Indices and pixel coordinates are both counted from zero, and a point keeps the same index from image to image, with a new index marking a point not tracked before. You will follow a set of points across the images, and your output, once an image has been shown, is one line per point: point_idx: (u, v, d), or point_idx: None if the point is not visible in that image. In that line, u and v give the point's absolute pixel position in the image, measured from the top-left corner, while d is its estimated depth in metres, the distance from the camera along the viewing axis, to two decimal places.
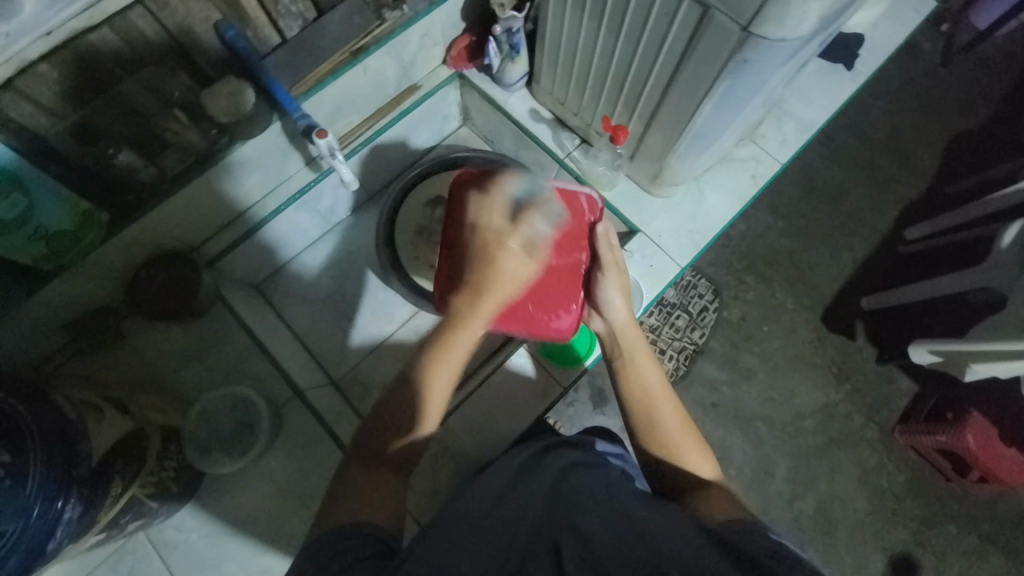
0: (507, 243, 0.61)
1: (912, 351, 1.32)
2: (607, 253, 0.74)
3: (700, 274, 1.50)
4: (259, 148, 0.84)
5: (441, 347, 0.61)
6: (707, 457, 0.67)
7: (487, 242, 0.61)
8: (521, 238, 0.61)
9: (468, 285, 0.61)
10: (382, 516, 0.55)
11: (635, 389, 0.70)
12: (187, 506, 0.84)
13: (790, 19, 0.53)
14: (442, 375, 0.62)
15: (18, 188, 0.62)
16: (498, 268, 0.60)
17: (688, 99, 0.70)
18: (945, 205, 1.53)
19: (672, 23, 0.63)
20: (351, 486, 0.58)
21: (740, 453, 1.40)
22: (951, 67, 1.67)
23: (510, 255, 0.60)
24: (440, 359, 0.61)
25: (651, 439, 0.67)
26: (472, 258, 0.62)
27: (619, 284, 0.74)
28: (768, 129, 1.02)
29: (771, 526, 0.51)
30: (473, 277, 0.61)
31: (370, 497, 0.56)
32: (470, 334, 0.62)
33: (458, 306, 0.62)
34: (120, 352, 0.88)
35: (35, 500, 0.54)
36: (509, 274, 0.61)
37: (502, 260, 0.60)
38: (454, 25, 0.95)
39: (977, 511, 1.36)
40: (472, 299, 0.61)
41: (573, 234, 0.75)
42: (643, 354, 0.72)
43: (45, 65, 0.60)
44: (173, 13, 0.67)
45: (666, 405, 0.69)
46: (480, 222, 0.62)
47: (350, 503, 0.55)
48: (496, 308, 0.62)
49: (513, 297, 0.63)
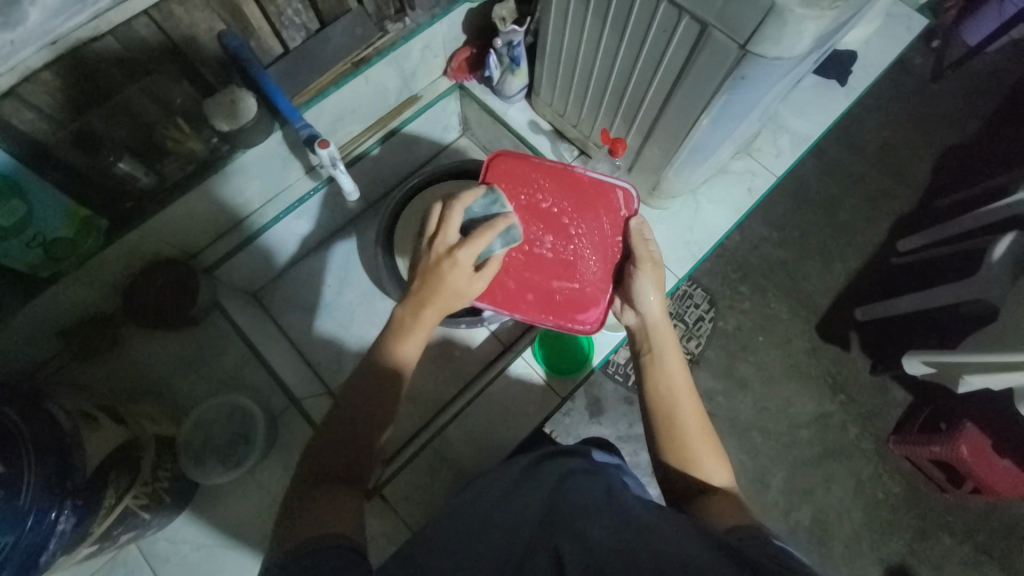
0: (458, 259, 0.68)
1: (906, 363, 1.33)
2: (643, 248, 0.78)
3: (696, 284, 1.52)
4: (261, 155, 0.84)
5: (384, 362, 0.67)
6: (723, 466, 0.66)
7: (439, 256, 0.68)
8: (471, 255, 0.68)
9: (415, 295, 0.69)
10: (345, 525, 0.53)
11: (659, 386, 0.70)
12: (181, 517, 0.83)
13: (787, 39, 0.53)
14: (381, 392, 0.66)
15: (17, 193, 0.61)
16: (445, 282, 0.68)
17: (686, 112, 0.70)
18: (937, 217, 1.55)
19: (671, 39, 0.64)
20: (308, 509, 0.55)
21: (736, 464, 1.40)
22: (942, 82, 1.70)
23: (457, 270, 0.68)
24: (382, 371, 0.67)
25: (667, 442, 0.67)
26: (423, 271, 0.69)
27: (653, 280, 0.75)
28: (764, 142, 1.04)
29: (776, 534, 0.51)
30: (421, 288, 0.68)
31: (328, 517, 0.53)
32: (413, 346, 0.68)
33: (405, 316, 0.69)
34: (115, 360, 0.87)
35: (29, 509, 0.53)
36: (453, 289, 0.68)
37: (449, 273, 0.68)
38: (455, 37, 0.96)
39: (971, 522, 1.37)
40: (417, 308, 0.68)
41: (609, 230, 0.81)
42: (673, 352, 0.72)
43: (49, 72, 0.60)
44: (177, 23, 0.67)
45: (688, 408, 0.68)
46: (436, 235, 0.70)
47: (310, 522, 0.53)
48: (438, 319, 0.69)
49: (458, 307, 0.71)
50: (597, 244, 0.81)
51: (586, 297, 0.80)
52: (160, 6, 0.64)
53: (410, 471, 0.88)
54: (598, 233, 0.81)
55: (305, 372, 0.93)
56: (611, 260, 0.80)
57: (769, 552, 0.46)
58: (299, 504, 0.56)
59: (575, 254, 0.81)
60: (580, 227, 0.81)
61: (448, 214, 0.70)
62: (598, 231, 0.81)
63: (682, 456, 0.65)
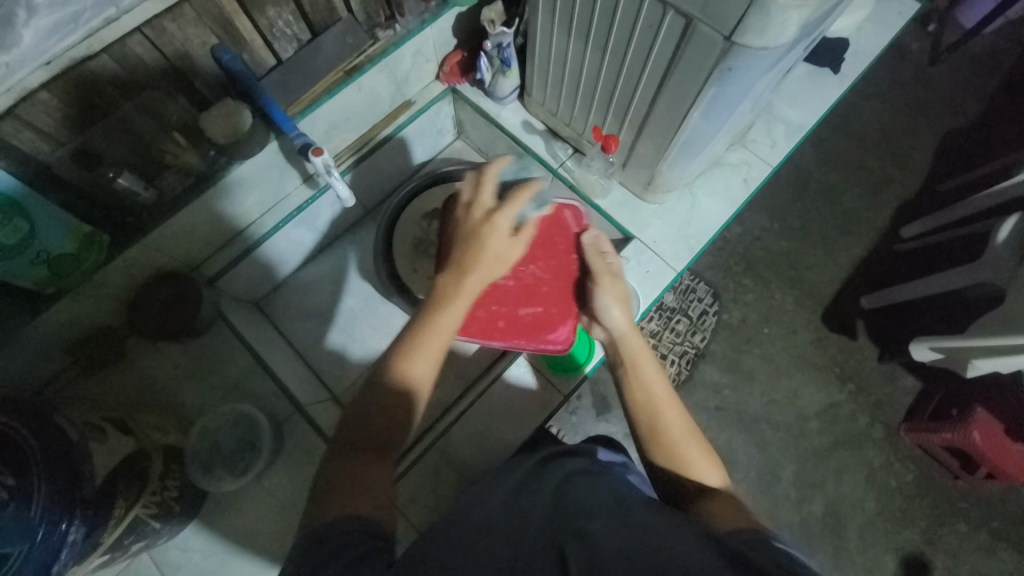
0: (497, 223, 0.72)
1: (913, 349, 1.33)
2: (599, 262, 0.80)
3: (699, 277, 1.51)
4: (257, 167, 0.85)
5: (429, 326, 0.66)
6: (716, 467, 0.65)
7: (479, 220, 0.72)
8: (508, 217, 0.72)
9: (456, 262, 0.70)
10: (372, 508, 0.52)
11: (638, 396, 0.70)
12: (190, 526, 0.84)
13: (771, 30, 0.54)
14: (427, 353, 0.64)
15: (20, 214, 0.63)
16: (486, 245, 0.71)
17: (676, 105, 0.71)
18: (939, 202, 1.54)
19: (658, 34, 0.64)
20: (335, 485, 0.54)
21: (745, 456, 1.39)
22: (940, 66, 1.69)
23: (497, 231, 0.71)
24: (427, 336, 0.65)
25: (657, 451, 0.66)
26: (463, 238, 0.72)
27: (613, 292, 0.77)
28: (758, 133, 1.03)
29: (779, 535, 0.51)
30: (462, 252, 0.70)
31: (359, 491, 0.53)
32: (457, 311, 0.67)
33: (447, 283, 0.69)
34: (123, 373, 0.88)
35: (40, 520, 0.55)
36: (493, 251, 0.71)
37: (489, 236, 0.71)
38: (446, 41, 0.97)
39: (987, 507, 1.35)
40: (460, 271, 0.69)
41: (564, 249, 0.85)
42: (647, 362, 0.73)
43: (46, 92, 0.61)
44: (170, 39, 0.68)
45: (671, 414, 0.68)
46: (476, 203, 0.74)
47: (338, 499, 0.52)
48: (480, 282, 0.70)
49: (498, 274, 0.72)
50: (554, 266, 0.84)
51: (552, 318, 0.83)
52: (153, 23, 0.65)
53: (417, 473, 0.88)
54: (555, 255, 0.84)
55: (309, 379, 0.94)
56: (569, 279, 0.84)
57: (770, 556, 0.46)
58: (333, 466, 0.56)
59: (535, 280, 0.84)
60: (538, 252, 0.85)
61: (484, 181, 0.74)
62: (554, 252, 0.84)
63: (675, 460, 0.65)
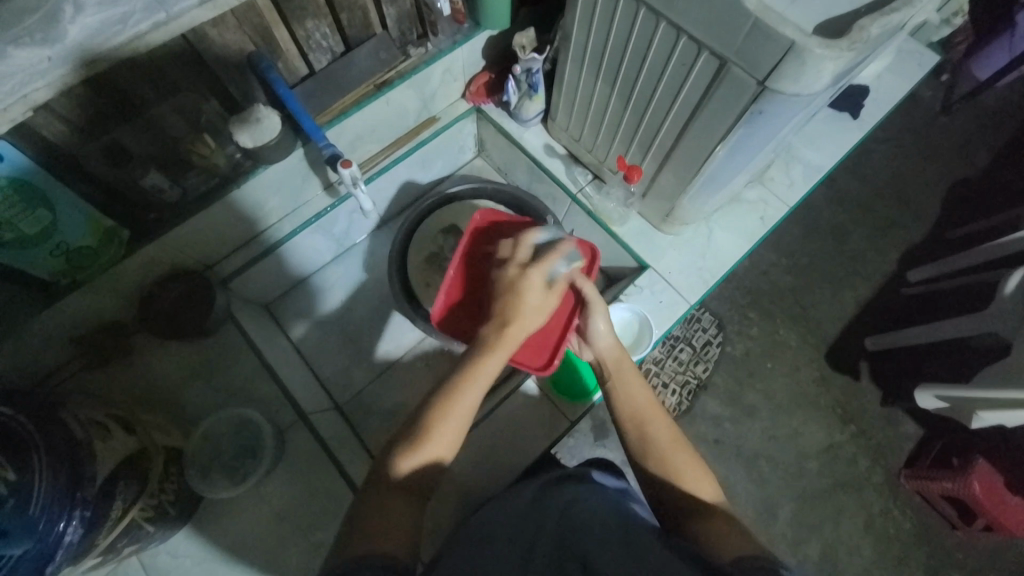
0: (532, 279, 0.69)
1: (918, 396, 1.31)
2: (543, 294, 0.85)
3: (705, 308, 1.52)
4: (280, 172, 0.86)
5: (471, 371, 0.65)
6: (708, 479, 0.65)
7: (513, 275, 0.70)
8: (540, 271, 0.70)
9: (497, 313, 0.69)
10: (401, 547, 0.53)
11: (625, 407, 0.70)
12: (184, 529, 0.81)
13: (806, 77, 0.54)
14: (465, 398, 0.63)
15: (45, 205, 0.64)
16: (524, 300, 0.68)
17: (703, 141, 0.71)
18: (947, 249, 1.55)
19: (690, 72, 0.65)
20: (368, 518, 0.56)
21: (742, 492, 1.37)
22: (951, 115, 1.72)
23: (533, 286, 0.69)
24: (471, 378, 0.64)
25: (646, 460, 0.66)
26: (501, 290, 0.71)
27: (606, 318, 0.77)
28: (776, 173, 1.04)
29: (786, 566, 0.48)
30: (503, 305, 0.69)
31: (390, 533, 0.54)
32: (499, 357, 0.66)
33: (489, 331, 0.68)
34: (128, 368, 0.88)
35: (40, 518, 0.55)
36: (532, 302, 0.68)
37: (525, 293, 0.68)
38: (475, 62, 0.99)
39: (985, 561, 1.33)
40: (499, 324, 0.68)
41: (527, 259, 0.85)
42: (631, 374, 0.74)
43: (82, 86, 0.62)
44: (209, 44, 0.69)
45: (658, 421, 0.69)
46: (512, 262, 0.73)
47: (371, 533, 0.53)
48: (520, 334, 0.68)
49: (536, 324, 0.70)
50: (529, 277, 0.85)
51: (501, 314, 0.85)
52: (195, 29, 0.66)
53: None
54: None
55: (314, 387, 0.93)
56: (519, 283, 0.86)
57: None
58: (358, 513, 0.57)
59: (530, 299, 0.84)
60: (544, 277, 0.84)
61: (519, 243, 0.74)
62: None
63: (667, 468, 0.65)
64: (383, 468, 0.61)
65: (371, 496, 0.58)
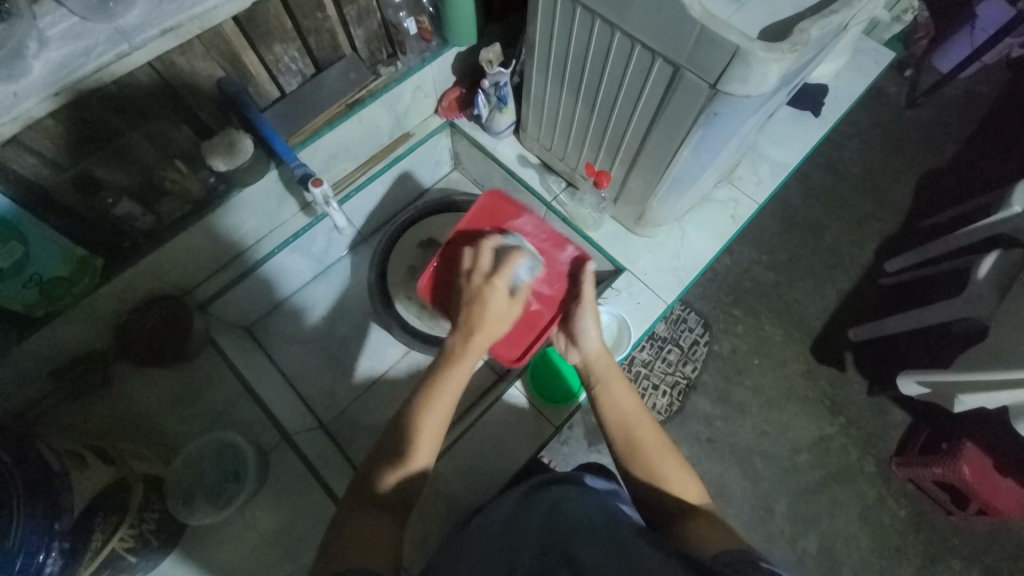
0: (496, 285, 0.70)
1: (900, 383, 1.33)
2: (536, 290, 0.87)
3: (689, 307, 1.54)
4: (255, 193, 0.87)
5: (437, 383, 0.66)
6: (690, 480, 0.66)
7: (476, 283, 0.72)
8: (504, 280, 0.71)
9: (462, 324, 0.70)
10: (378, 561, 0.53)
11: (612, 412, 0.71)
12: (169, 558, 0.80)
13: (753, 79, 0.57)
14: (437, 409, 0.64)
15: (16, 236, 0.63)
16: (487, 306, 0.69)
17: (666, 144, 0.73)
18: (921, 238, 1.59)
19: (647, 79, 0.68)
20: (349, 531, 0.56)
21: (738, 489, 1.38)
22: (917, 109, 1.77)
23: (496, 293, 0.70)
24: (439, 388, 0.65)
25: (631, 463, 0.67)
26: (466, 300, 0.72)
27: (593, 318, 0.79)
28: (744, 172, 1.07)
29: (766, 555, 0.49)
30: (467, 316, 0.70)
31: (366, 547, 0.54)
32: (467, 366, 0.67)
33: (455, 344, 0.69)
34: (109, 400, 0.87)
35: (18, 550, 0.54)
36: (496, 310, 0.70)
37: (489, 298, 0.70)
38: (445, 78, 1.01)
39: (980, 544, 1.34)
40: (466, 335, 0.69)
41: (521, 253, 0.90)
42: (618, 382, 0.74)
43: (51, 120, 0.62)
44: (178, 71, 0.71)
45: (644, 427, 0.69)
46: (472, 269, 0.74)
47: (346, 552, 0.53)
48: (487, 342, 0.69)
49: (503, 332, 0.71)
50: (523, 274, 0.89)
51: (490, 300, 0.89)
52: (163, 58, 0.68)
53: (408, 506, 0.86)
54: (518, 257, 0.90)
55: (298, 408, 0.93)
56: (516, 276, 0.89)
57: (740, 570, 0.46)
58: (348, 526, 0.57)
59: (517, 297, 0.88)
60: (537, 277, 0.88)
61: (478, 253, 0.75)
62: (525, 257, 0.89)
63: (652, 471, 0.66)
64: (368, 476, 0.61)
65: (353, 502, 0.59)
